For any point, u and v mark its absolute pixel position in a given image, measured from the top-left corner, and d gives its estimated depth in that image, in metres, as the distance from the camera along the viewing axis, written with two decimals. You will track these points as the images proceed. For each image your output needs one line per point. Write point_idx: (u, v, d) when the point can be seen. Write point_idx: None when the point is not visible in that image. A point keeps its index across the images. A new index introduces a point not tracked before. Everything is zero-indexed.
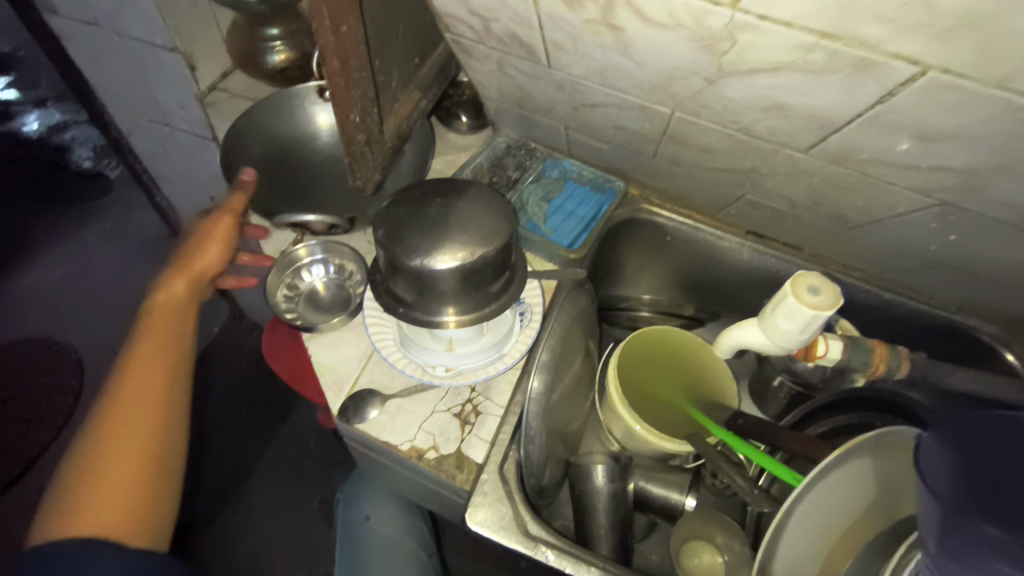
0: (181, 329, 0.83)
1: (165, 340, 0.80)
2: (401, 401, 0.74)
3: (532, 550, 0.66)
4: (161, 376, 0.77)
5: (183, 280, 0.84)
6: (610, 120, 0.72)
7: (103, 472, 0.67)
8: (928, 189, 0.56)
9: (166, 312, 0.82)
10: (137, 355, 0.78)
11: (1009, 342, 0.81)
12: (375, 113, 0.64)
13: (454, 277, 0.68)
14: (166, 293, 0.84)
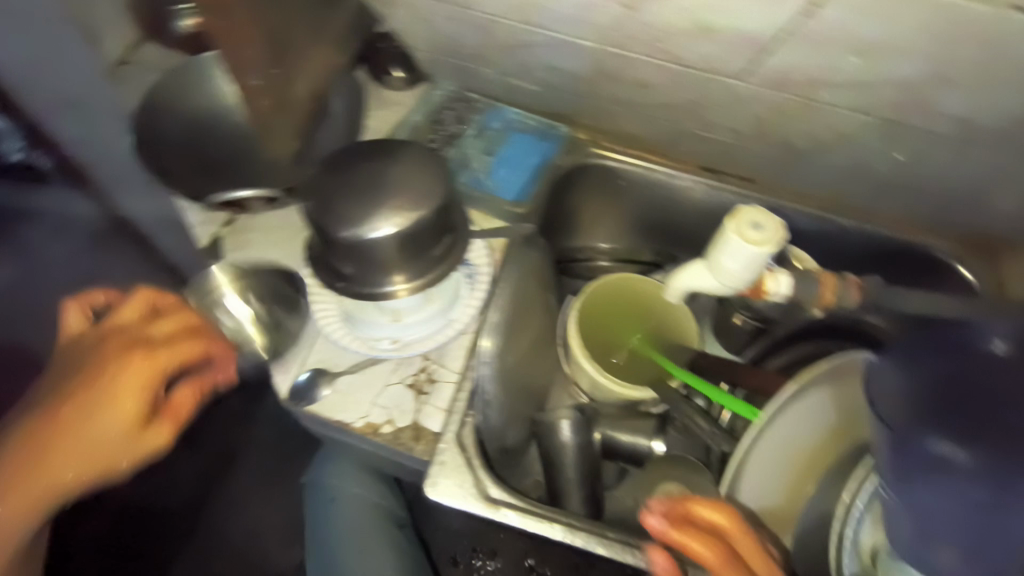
0: (109, 428, 0.63)
1: (93, 466, 0.63)
2: (351, 378, 0.71)
3: (494, 512, 0.67)
4: (87, 470, 0.64)
5: (134, 378, 0.63)
6: (540, 60, 0.69)
7: None
8: (861, 105, 0.55)
9: (103, 423, 0.62)
10: (55, 433, 0.64)
11: (963, 258, 0.81)
12: None
13: (393, 244, 0.65)
14: (68, 410, 0.64)
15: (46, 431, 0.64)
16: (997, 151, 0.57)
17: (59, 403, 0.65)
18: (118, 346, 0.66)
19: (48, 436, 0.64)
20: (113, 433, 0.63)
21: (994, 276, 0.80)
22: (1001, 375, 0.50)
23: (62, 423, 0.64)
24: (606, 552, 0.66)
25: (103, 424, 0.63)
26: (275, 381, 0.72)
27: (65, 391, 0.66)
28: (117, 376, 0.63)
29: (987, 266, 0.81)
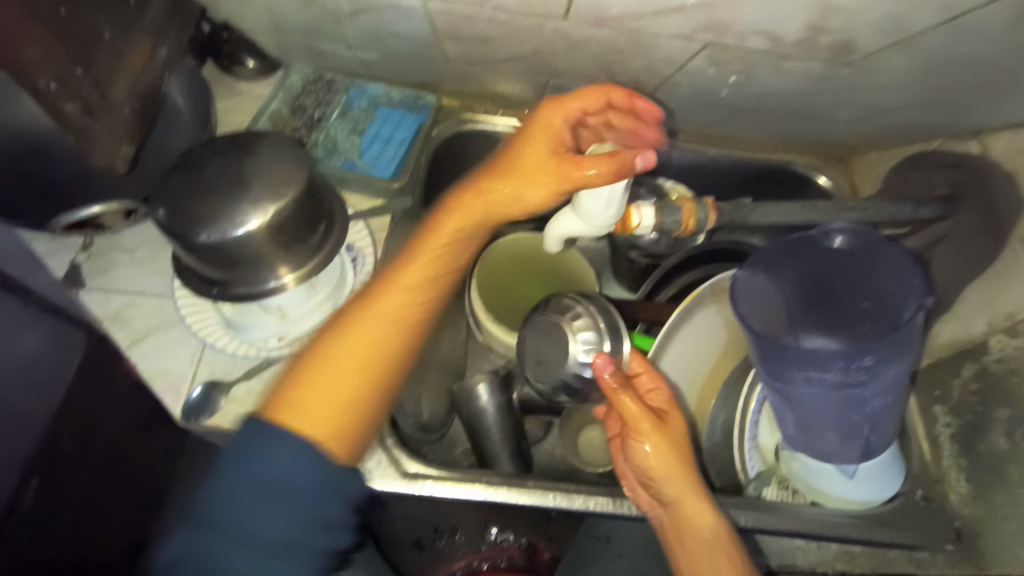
0: (414, 316, 0.58)
1: (401, 325, 0.57)
2: (248, 385, 0.68)
3: (414, 486, 0.68)
4: (379, 362, 0.55)
5: (425, 258, 0.60)
6: (378, 28, 0.69)
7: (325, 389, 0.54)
8: (687, 33, 0.58)
9: (407, 281, 0.59)
10: (333, 351, 0.54)
11: (821, 167, 0.87)
12: (81, 74, 0.56)
13: (261, 239, 0.62)
14: (351, 318, 0.56)
15: (325, 356, 0.54)
16: (813, 60, 0.61)
17: (317, 359, 0.54)
18: (467, 189, 0.63)
19: (321, 364, 0.54)
20: (417, 310, 0.58)
21: (849, 180, 0.87)
22: (839, 269, 0.63)
23: (335, 347, 0.54)
24: (530, 501, 0.69)
25: (427, 292, 0.60)
26: (166, 404, 0.67)
27: (393, 277, 0.59)
28: (441, 220, 0.62)
29: (842, 172, 0.87)
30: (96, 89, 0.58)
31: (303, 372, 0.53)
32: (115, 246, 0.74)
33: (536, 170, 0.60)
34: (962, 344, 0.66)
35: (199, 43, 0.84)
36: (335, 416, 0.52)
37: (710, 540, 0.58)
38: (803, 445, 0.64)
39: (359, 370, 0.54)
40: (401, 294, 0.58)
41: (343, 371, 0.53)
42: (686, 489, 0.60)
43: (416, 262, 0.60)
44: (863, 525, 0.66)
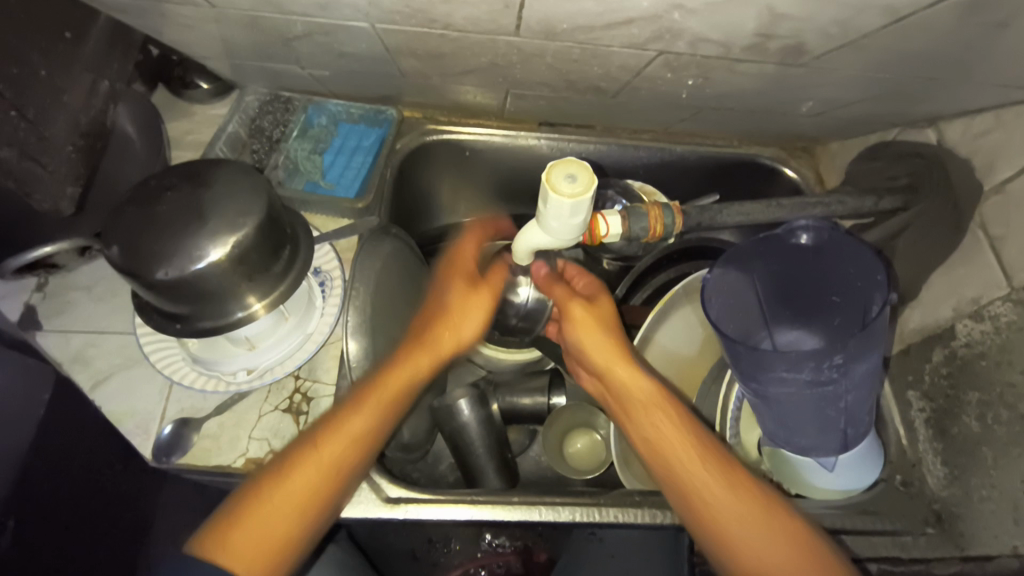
0: (352, 451, 0.60)
1: (320, 483, 0.59)
2: (221, 419, 0.67)
3: (397, 511, 0.67)
4: (309, 502, 0.58)
5: (364, 408, 0.61)
6: (329, 48, 0.67)
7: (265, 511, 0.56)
8: (639, 43, 0.58)
9: (354, 429, 0.60)
10: (288, 474, 0.58)
11: (786, 159, 0.88)
12: (13, 116, 0.54)
13: (222, 273, 0.60)
14: (301, 457, 0.59)
15: (268, 493, 0.57)
16: (770, 62, 0.61)
17: (281, 470, 0.58)
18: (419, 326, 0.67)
19: (275, 498, 0.57)
20: (357, 454, 0.61)
21: (814, 168, 0.88)
22: (805, 266, 0.64)
23: (326, 444, 0.59)
24: (515, 517, 0.68)
25: (363, 430, 0.61)
26: (136, 445, 0.66)
27: (362, 398, 0.62)
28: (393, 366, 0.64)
29: (807, 162, 0.88)
30: (33, 129, 0.56)
31: (267, 492, 0.57)
32: (71, 284, 0.73)
33: (465, 311, 0.67)
34: (930, 330, 0.67)
35: (146, 66, 0.82)
36: (265, 550, 0.55)
37: (658, 422, 0.61)
38: (783, 439, 0.64)
39: (290, 508, 0.57)
40: (341, 435, 0.60)
41: (278, 516, 0.57)
42: (627, 369, 0.63)
43: (346, 414, 0.61)
44: (844, 514, 0.67)
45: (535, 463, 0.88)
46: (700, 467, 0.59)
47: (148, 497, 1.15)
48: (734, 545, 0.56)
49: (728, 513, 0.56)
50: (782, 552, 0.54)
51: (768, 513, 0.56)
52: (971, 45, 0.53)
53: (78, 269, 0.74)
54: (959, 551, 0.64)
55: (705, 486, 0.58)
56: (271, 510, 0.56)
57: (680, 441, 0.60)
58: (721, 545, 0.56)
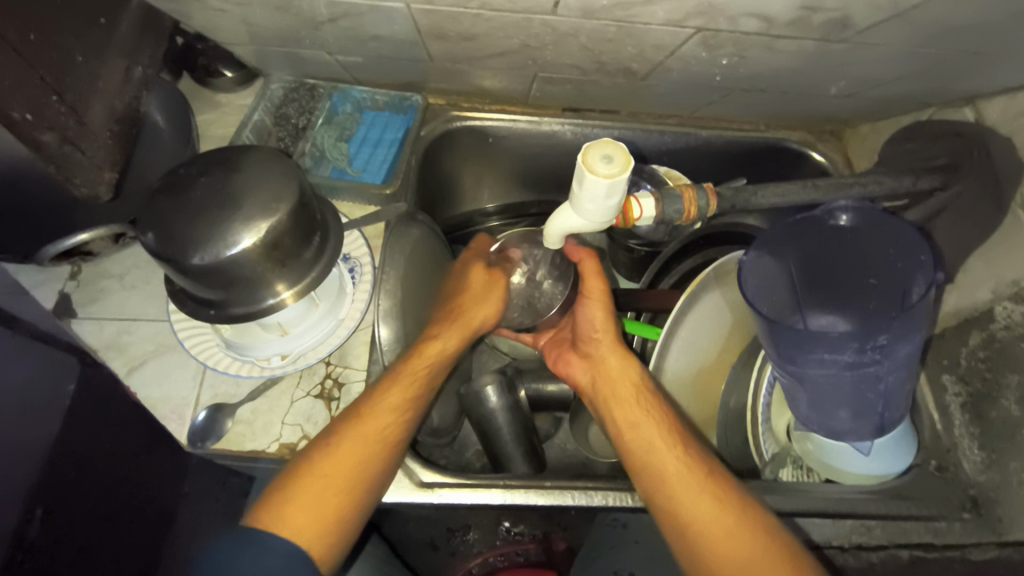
0: (397, 424, 0.60)
1: (374, 446, 0.59)
2: (253, 404, 0.67)
3: (427, 495, 0.68)
4: (366, 465, 0.58)
5: (405, 380, 0.61)
6: (359, 32, 0.67)
7: (326, 471, 0.57)
8: (676, 20, 0.57)
9: (397, 398, 0.61)
10: (341, 445, 0.58)
11: (814, 143, 0.88)
12: (55, 102, 0.54)
13: (256, 258, 0.60)
14: (349, 428, 0.59)
15: (320, 467, 0.57)
16: (811, 39, 0.60)
17: (331, 443, 0.58)
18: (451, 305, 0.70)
19: (332, 466, 0.57)
20: (401, 425, 0.60)
21: (842, 152, 0.87)
22: (837, 244, 0.64)
23: (378, 402, 0.60)
24: (547, 501, 0.69)
25: (404, 407, 0.61)
26: (170, 431, 0.66)
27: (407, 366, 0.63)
28: (429, 340, 0.65)
29: (836, 147, 0.88)
30: (73, 117, 0.56)
31: (327, 451, 0.58)
32: (103, 272, 0.74)
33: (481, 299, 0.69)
34: (967, 312, 0.66)
35: (171, 55, 0.83)
36: (326, 521, 0.56)
37: (640, 382, 0.65)
38: (817, 423, 0.64)
39: (345, 472, 0.57)
40: (389, 402, 0.60)
41: (331, 490, 0.57)
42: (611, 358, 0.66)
43: (396, 382, 0.61)
44: (878, 500, 0.66)
45: (560, 450, 0.88)
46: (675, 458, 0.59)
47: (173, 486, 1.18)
48: (666, 492, 0.58)
49: (681, 488, 0.58)
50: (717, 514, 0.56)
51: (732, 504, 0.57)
52: (1021, 14, 0.52)
53: (110, 258, 0.74)
54: (997, 536, 0.64)
55: (665, 444, 0.60)
56: (334, 468, 0.57)
57: (640, 406, 0.63)
58: (655, 484, 0.59)
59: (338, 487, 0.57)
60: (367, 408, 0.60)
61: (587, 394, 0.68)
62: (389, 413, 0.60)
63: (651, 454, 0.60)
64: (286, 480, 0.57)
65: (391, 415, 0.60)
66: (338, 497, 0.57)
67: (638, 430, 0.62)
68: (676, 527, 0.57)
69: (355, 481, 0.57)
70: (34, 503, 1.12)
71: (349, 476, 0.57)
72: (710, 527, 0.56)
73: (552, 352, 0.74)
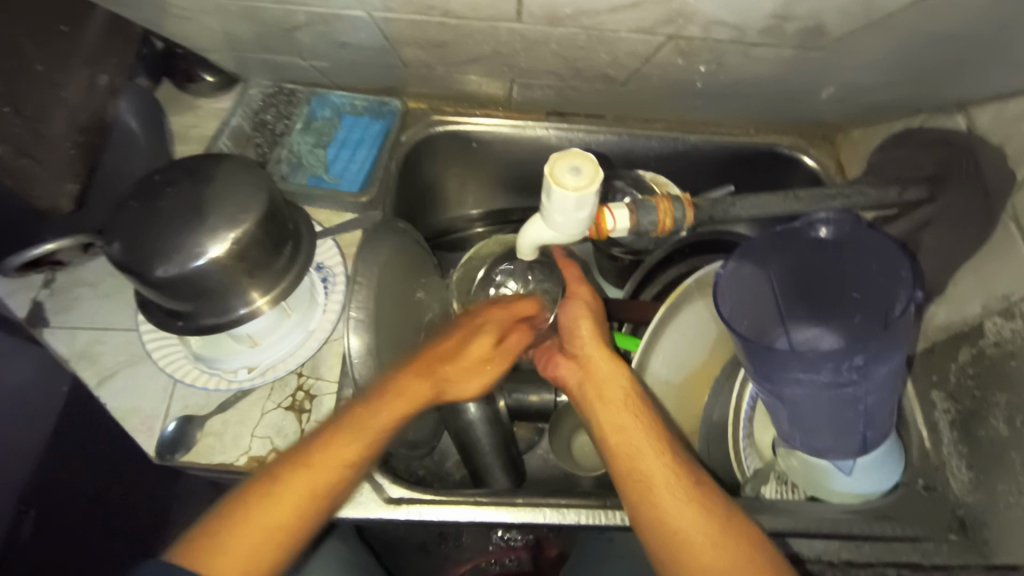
0: (347, 469, 0.58)
1: (311, 496, 0.57)
2: (224, 416, 0.66)
3: (398, 511, 0.66)
4: (302, 517, 0.56)
5: (357, 430, 0.59)
6: (330, 38, 0.66)
7: (261, 511, 0.55)
8: (646, 27, 0.55)
9: (348, 454, 0.58)
10: (277, 494, 0.56)
11: (806, 147, 0.85)
12: (12, 112, 0.53)
13: (223, 268, 0.59)
14: (291, 469, 0.57)
15: (249, 511, 0.55)
16: (790, 47, 0.58)
17: (268, 488, 0.56)
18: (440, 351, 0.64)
19: (267, 505, 0.55)
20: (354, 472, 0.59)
21: (835, 158, 0.85)
22: (817, 258, 0.62)
23: (324, 451, 0.58)
24: (522, 517, 0.67)
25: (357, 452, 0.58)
26: (139, 442, 0.65)
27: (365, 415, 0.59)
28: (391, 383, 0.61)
29: (828, 152, 0.85)
30: (33, 128, 0.55)
31: (268, 487, 0.56)
32: (77, 281, 0.73)
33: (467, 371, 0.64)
34: (956, 327, 0.64)
35: (149, 60, 0.81)
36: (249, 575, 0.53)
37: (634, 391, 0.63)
38: (799, 442, 0.62)
39: (278, 523, 0.55)
40: (337, 449, 0.58)
41: (262, 539, 0.54)
42: (603, 358, 0.64)
43: (348, 429, 0.59)
44: (862, 520, 0.64)
45: (542, 461, 0.86)
46: (664, 462, 0.57)
47: (167, 486, 1.20)
48: (651, 498, 0.56)
49: (668, 494, 0.55)
50: (700, 521, 0.54)
51: (715, 512, 0.55)
52: (1003, 23, 0.50)
53: (83, 266, 0.74)
54: (985, 559, 0.62)
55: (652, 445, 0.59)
56: (273, 509, 0.55)
57: (628, 410, 0.61)
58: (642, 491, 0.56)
59: (264, 535, 0.54)
60: (315, 451, 0.58)
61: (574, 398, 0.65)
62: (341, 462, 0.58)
63: (639, 460, 0.58)
64: (211, 519, 0.56)
65: (343, 465, 0.58)
66: (269, 546, 0.54)
67: (627, 434, 0.59)
68: (656, 530, 0.55)
69: (288, 535, 0.55)
70: (28, 503, 1.12)
71: (285, 521, 0.55)
72: (693, 536, 0.54)
73: (541, 357, 0.69)
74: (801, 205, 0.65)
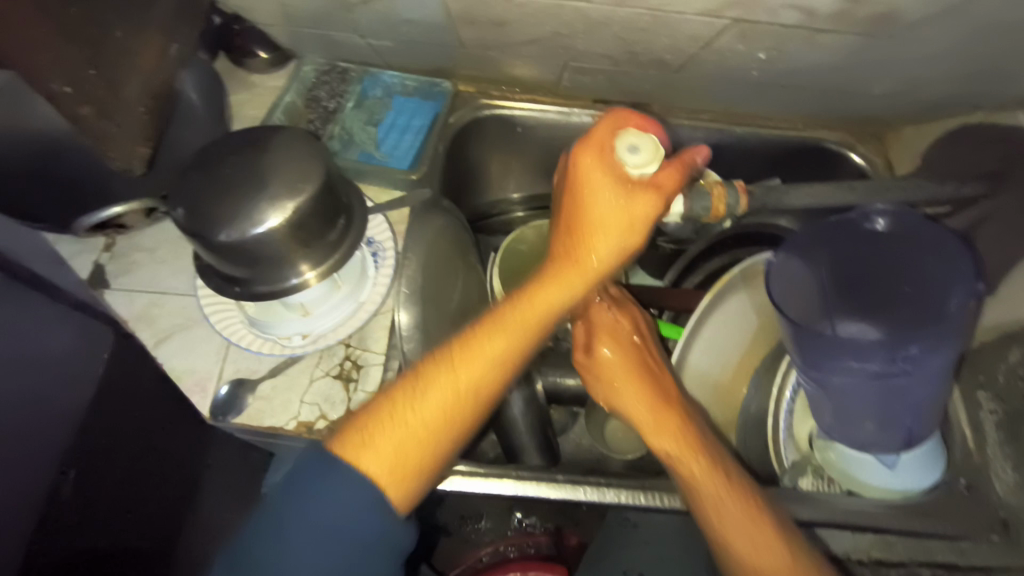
0: (491, 378, 0.53)
1: (453, 412, 0.51)
2: (273, 382, 0.68)
3: (442, 481, 0.68)
4: (469, 413, 0.53)
5: (520, 314, 0.54)
6: (393, 16, 0.67)
7: (412, 406, 0.50)
8: (713, 10, 0.55)
9: (462, 383, 0.52)
10: (425, 396, 0.51)
11: (854, 144, 0.84)
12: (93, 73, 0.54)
13: (279, 237, 0.61)
14: (429, 365, 0.52)
15: (408, 405, 0.51)
16: (858, 34, 0.58)
17: (412, 380, 0.52)
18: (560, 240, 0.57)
19: (410, 406, 0.51)
20: (495, 380, 0.53)
21: (883, 155, 0.84)
22: (870, 252, 0.62)
23: (465, 357, 0.52)
24: (559, 495, 0.69)
25: (496, 355, 0.53)
26: (193, 403, 0.68)
27: (471, 339, 0.53)
28: (539, 287, 0.55)
29: (878, 150, 0.84)
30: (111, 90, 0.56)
31: (379, 410, 0.50)
32: (136, 245, 0.75)
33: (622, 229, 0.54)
34: (1009, 328, 0.63)
35: (210, 36, 0.83)
36: (406, 472, 0.49)
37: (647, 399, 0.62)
38: (840, 433, 0.64)
39: (434, 421, 0.51)
40: (476, 353, 0.52)
41: (425, 428, 0.50)
42: (625, 373, 0.63)
43: (451, 362, 0.52)
44: (903, 516, 0.64)
45: (575, 445, 0.87)
46: (719, 484, 0.55)
47: (197, 456, 1.21)
48: (717, 525, 0.54)
49: (731, 524, 0.53)
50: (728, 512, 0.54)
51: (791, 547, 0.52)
52: None
53: (143, 231, 0.76)
54: None
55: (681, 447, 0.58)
56: (426, 416, 0.50)
57: (672, 430, 0.59)
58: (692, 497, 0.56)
59: (411, 440, 0.50)
60: (445, 355, 0.52)
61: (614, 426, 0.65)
62: (501, 350, 0.53)
63: (693, 485, 0.56)
64: (371, 428, 0.50)
65: (506, 356, 0.53)
66: (445, 449, 0.51)
67: (673, 456, 0.58)
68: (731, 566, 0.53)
69: (426, 467, 0.50)
70: (68, 465, 1.22)
71: (445, 413, 0.51)
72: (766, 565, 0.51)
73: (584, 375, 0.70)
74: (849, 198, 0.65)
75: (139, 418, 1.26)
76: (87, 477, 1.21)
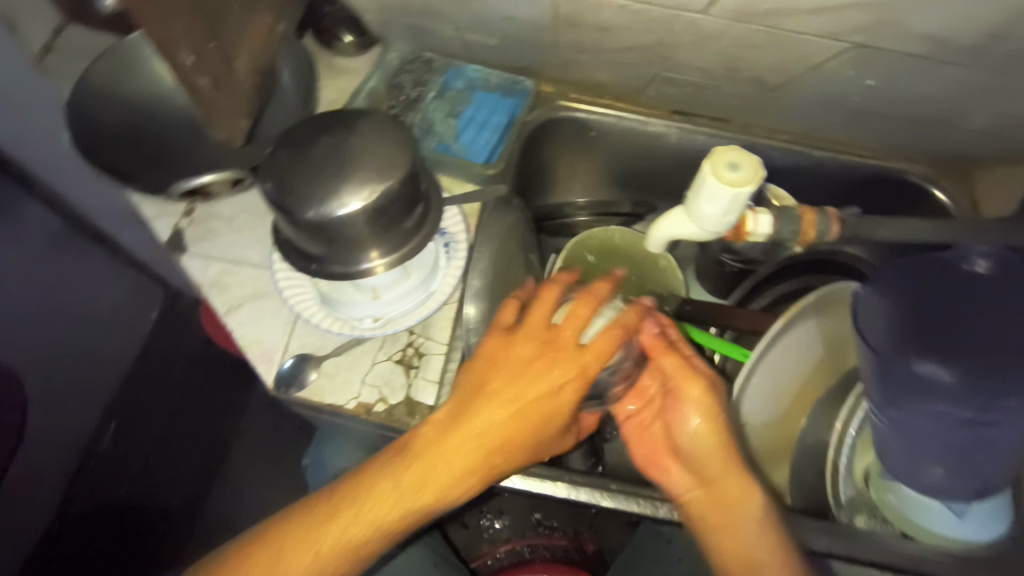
0: (404, 506, 0.55)
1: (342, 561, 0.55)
2: (338, 359, 0.69)
3: (496, 479, 0.66)
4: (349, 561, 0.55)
5: (418, 446, 0.56)
6: (498, 12, 0.69)
7: (331, 527, 0.55)
8: (834, 32, 0.59)
9: (386, 492, 0.55)
10: (348, 510, 0.55)
11: (937, 179, 0.82)
12: (216, 48, 0.53)
13: (362, 221, 0.61)
14: (343, 495, 0.56)
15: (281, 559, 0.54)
16: (964, 60, 0.60)
17: (314, 517, 0.55)
18: (498, 355, 0.58)
19: (321, 525, 0.55)
20: (417, 514, 0.56)
21: (970, 194, 0.81)
22: (968, 294, 0.61)
23: (368, 485, 0.55)
24: (613, 506, 0.66)
25: (397, 499, 0.55)
26: (257, 372, 0.70)
27: (410, 445, 0.56)
28: (483, 408, 0.56)
29: (963, 188, 0.81)
30: (227, 64, 0.55)
31: (296, 524, 0.55)
32: (214, 214, 0.77)
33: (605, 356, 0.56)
34: None
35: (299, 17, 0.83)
36: None
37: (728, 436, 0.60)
38: (908, 475, 0.62)
39: (345, 550, 0.54)
40: (376, 480, 0.55)
41: (331, 556, 0.54)
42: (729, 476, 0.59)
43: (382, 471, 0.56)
44: (967, 568, 0.61)
45: (617, 455, 0.86)
46: None
47: (232, 421, 1.36)
48: None
49: None
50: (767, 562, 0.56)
51: None
52: None
53: (224, 200, 0.78)
54: None
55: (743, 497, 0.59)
56: (325, 539, 0.54)
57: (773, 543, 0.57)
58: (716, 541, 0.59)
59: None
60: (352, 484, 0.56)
61: (657, 457, 0.65)
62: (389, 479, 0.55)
63: None
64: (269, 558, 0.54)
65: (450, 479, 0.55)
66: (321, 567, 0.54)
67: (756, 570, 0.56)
68: None
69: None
70: (109, 416, 1.32)
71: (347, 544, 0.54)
72: None
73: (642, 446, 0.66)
74: (936, 235, 0.64)
75: (182, 381, 1.38)
76: (125, 430, 1.32)
